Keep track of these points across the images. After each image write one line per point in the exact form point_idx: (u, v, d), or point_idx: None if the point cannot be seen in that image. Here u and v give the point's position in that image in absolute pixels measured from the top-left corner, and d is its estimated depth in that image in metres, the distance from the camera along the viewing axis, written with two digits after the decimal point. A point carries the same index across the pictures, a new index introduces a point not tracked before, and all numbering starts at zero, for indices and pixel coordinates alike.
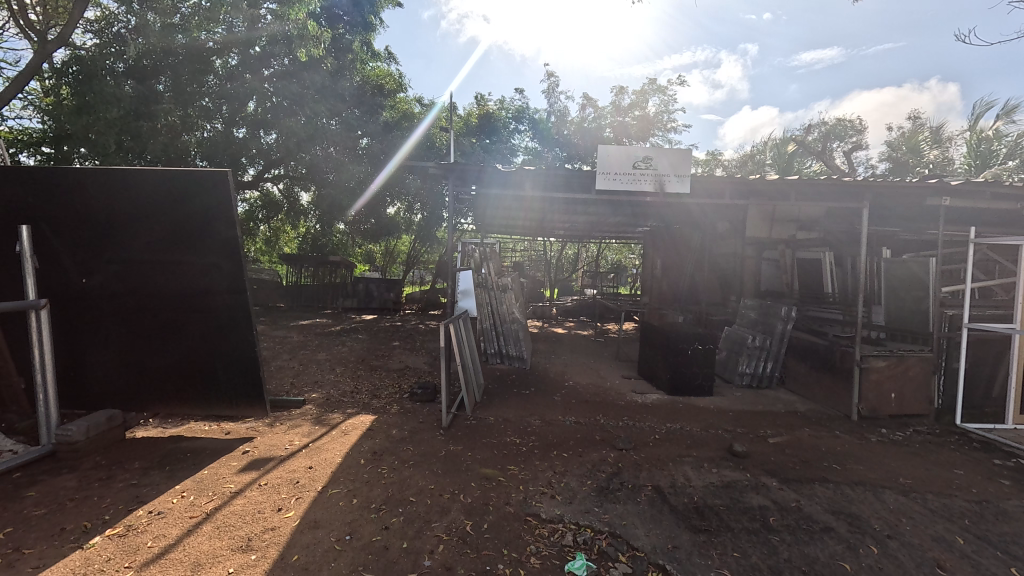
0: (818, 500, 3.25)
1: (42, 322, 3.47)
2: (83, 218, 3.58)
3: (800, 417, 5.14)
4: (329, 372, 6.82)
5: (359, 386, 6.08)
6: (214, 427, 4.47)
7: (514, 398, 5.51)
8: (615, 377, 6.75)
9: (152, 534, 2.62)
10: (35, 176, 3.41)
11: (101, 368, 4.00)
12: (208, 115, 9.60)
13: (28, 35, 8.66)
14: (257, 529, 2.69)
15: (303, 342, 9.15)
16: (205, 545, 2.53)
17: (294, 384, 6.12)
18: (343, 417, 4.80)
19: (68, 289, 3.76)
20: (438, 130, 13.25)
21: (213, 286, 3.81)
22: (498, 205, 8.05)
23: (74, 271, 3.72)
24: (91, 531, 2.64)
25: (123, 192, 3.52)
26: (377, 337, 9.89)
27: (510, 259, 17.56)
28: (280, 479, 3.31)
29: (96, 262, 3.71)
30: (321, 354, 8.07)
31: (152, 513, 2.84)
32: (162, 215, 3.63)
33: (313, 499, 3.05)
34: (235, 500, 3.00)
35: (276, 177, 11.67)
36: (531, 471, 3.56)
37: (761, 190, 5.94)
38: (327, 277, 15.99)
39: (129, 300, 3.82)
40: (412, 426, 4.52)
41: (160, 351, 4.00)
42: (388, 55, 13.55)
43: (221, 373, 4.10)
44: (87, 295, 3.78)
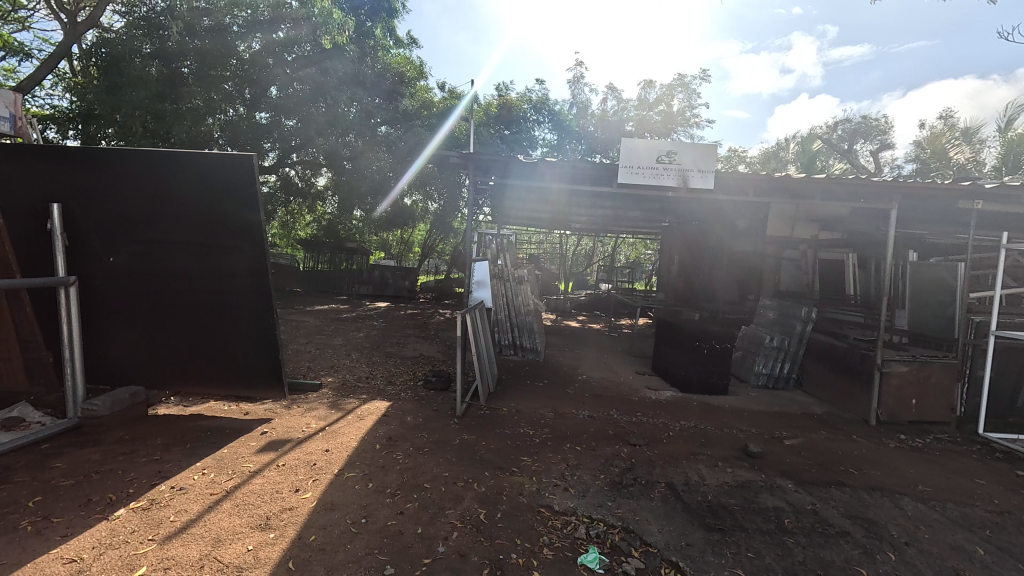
0: (835, 505, 3.20)
1: (71, 298, 3.53)
2: (113, 200, 3.67)
3: (817, 420, 5.07)
4: (345, 356, 6.91)
5: (374, 372, 6.16)
6: (233, 407, 4.54)
7: (526, 390, 5.52)
8: (628, 372, 6.72)
9: (175, 509, 2.68)
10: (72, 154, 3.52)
11: (124, 346, 4.09)
12: (231, 99, 9.67)
13: (59, 16, 8.77)
14: (275, 508, 2.74)
15: (319, 326, 9.29)
16: (226, 522, 2.58)
17: (311, 367, 6.21)
18: (359, 402, 4.87)
19: (95, 269, 3.84)
20: (460, 121, 13.14)
21: (235, 271, 3.86)
22: (520, 197, 8.01)
23: (101, 251, 3.79)
24: (116, 503, 2.71)
25: (151, 174, 3.59)
26: (393, 325, 9.94)
27: (525, 252, 17.58)
28: (297, 460, 3.36)
29: (122, 242, 3.77)
30: (336, 338, 8.16)
31: (175, 488, 2.91)
32: (191, 201, 3.69)
33: (330, 481, 3.10)
34: (254, 480, 3.06)
35: (296, 162, 11.74)
36: (545, 463, 3.57)
37: (786, 187, 5.79)
38: (343, 264, 16.20)
39: (152, 280, 3.89)
40: (426, 413, 4.55)
41: (182, 331, 4.07)
42: (412, 42, 13.58)
43: (241, 354, 4.15)
44: (112, 274, 3.86)
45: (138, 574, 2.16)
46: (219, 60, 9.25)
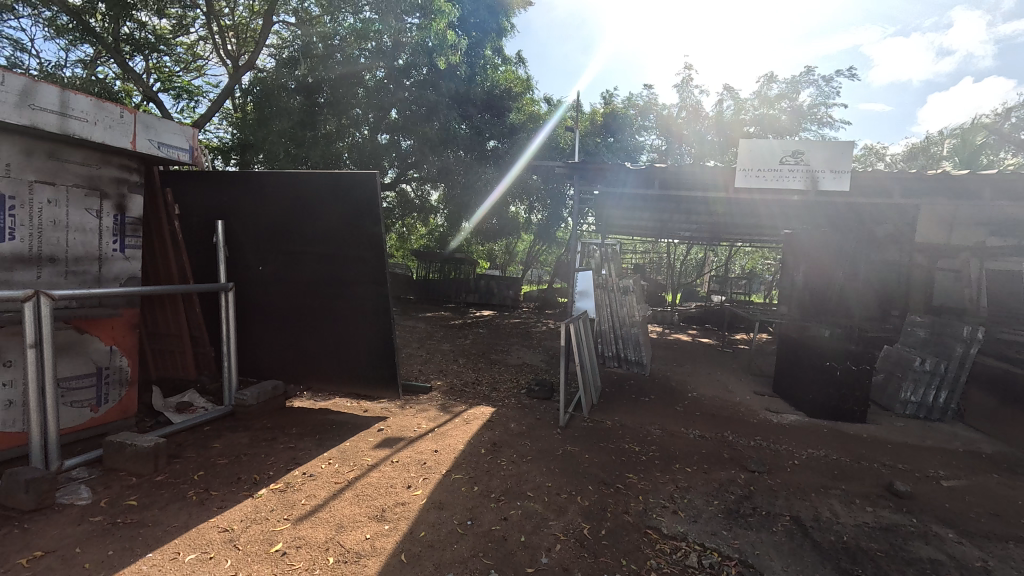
0: (1017, 566, 2.66)
1: (229, 301, 4.08)
2: (263, 217, 4.23)
3: (986, 460, 4.27)
4: (453, 362, 7.21)
5: (480, 378, 6.34)
6: (355, 404, 4.94)
7: (632, 404, 5.32)
8: (744, 392, 6.21)
9: (306, 493, 2.97)
10: (236, 176, 4.13)
11: (268, 345, 4.65)
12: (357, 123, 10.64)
13: (226, 62, 10.29)
14: (389, 502, 2.92)
15: (429, 332, 9.82)
16: (348, 509, 2.80)
17: (422, 371, 6.56)
18: (466, 407, 5.04)
19: (247, 276, 4.43)
20: (565, 131, 13.22)
21: (360, 279, 4.22)
22: (625, 205, 7.83)
23: (252, 261, 4.36)
24: (259, 483, 3.07)
25: (294, 192, 4.09)
26: (497, 333, 10.20)
27: (630, 262, 17.12)
28: (410, 458, 3.56)
29: (268, 253, 4.31)
30: (445, 344, 8.55)
31: (306, 474, 3.22)
32: (326, 216, 4.12)
33: (438, 480, 3.23)
34: (372, 473, 3.29)
35: (412, 179, 12.58)
36: (652, 482, 3.40)
37: (943, 186, 5.00)
38: (452, 273, 17.01)
39: (292, 286, 4.38)
40: (529, 421, 4.58)
41: (313, 333, 4.52)
42: (519, 58, 13.98)
43: (362, 356, 4.51)
44: (261, 281, 4.42)
45: (275, 549, 2.42)
46: (349, 89, 10.13)
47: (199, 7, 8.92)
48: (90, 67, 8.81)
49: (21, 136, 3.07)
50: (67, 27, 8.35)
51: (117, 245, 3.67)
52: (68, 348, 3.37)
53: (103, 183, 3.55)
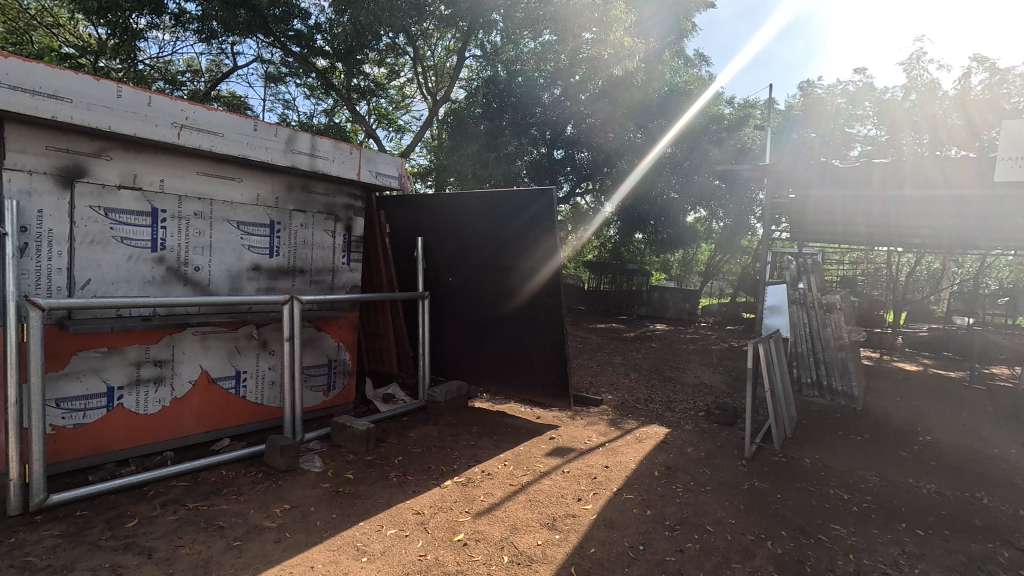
0: None
1: (424, 308, 4.61)
2: (452, 234, 4.76)
3: None
4: (624, 376, 7.05)
5: (653, 395, 6.08)
6: (529, 410, 5.16)
7: (838, 442, 4.54)
8: (1007, 443, 4.81)
9: (484, 490, 3.19)
10: (432, 198, 4.73)
11: (455, 348, 5.16)
12: (535, 142, 10.93)
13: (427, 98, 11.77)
14: (560, 512, 2.96)
15: (600, 343, 9.78)
16: (521, 512, 2.92)
17: (593, 383, 6.55)
18: (638, 424, 4.87)
19: (439, 287, 4.99)
20: (753, 130, 12.03)
21: (536, 291, 4.42)
22: (831, 209, 6.77)
23: (444, 273, 4.92)
24: (445, 475, 3.40)
25: (478, 211, 4.52)
26: (672, 349, 9.67)
27: (835, 275, 14.73)
28: (580, 471, 3.57)
29: (456, 266, 4.82)
30: (616, 357, 8.41)
31: (484, 472, 3.46)
32: (508, 231, 4.45)
33: (609, 498, 3.17)
34: (543, 480, 3.38)
35: (586, 191, 12.75)
36: (866, 540, 2.84)
37: None
38: (624, 285, 16.73)
39: (474, 297, 4.82)
40: (708, 448, 4.22)
41: (493, 340, 4.88)
42: (700, 57, 13.19)
43: (536, 364, 4.68)
44: (450, 291, 4.97)
45: (458, 538, 2.64)
46: (529, 109, 10.68)
47: (407, 53, 10.33)
48: (330, 115, 10.92)
49: (285, 175, 3.94)
50: (316, 86, 10.48)
51: (344, 258, 4.44)
52: (310, 343, 4.18)
53: (337, 209, 4.33)
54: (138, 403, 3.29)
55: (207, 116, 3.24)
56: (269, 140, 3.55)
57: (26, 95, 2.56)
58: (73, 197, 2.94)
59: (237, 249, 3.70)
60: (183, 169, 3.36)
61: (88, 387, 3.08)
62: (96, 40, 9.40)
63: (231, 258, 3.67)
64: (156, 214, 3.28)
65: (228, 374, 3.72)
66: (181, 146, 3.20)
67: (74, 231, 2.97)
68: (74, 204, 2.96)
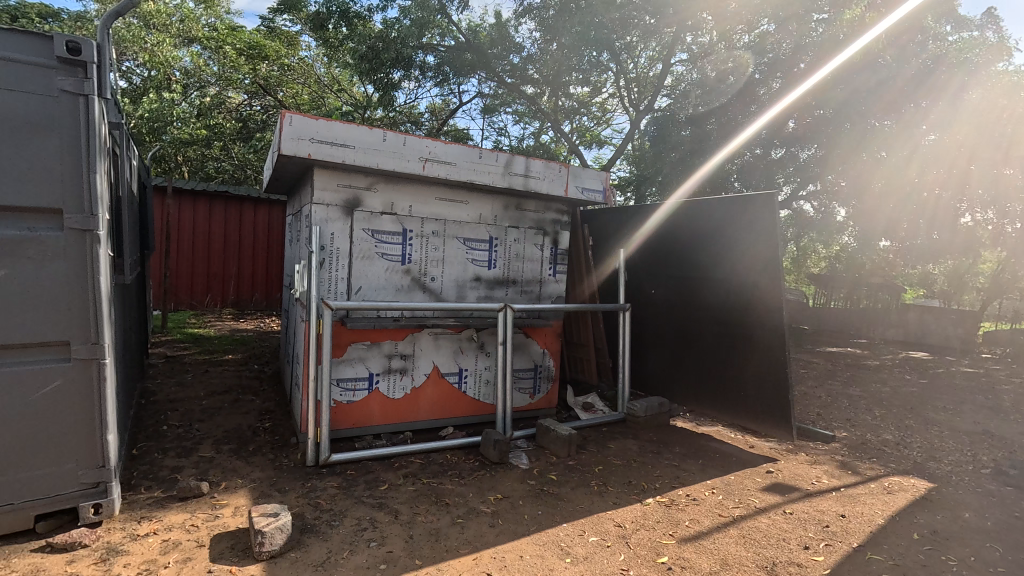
0: None
1: (626, 320, 4.58)
2: (660, 245, 4.98)
3: None
4: (865, 411, 5.88)
5: (907, 439, 4.93)
6: (739, 437, 4.69)
7: None
8: None
9: (690, 516, 3.02)
10: (642, 212, 5.13)
11: (657, 362, 5.10)
12: (748, 143, 9.16)
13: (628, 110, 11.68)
14: (782, 557, 2.62)
15: (830, 371, 8.33)
16: (733, 548, 2.68)
17: (821, 416, 5.62)
18: (886, 472, 4.01)
19: (642, 297, 5.23)
20: None
21: (751, 302, 4.23)
22: None
23: (647, 284, 5.15)
24: (647, 492, 3.33)
25: (689, 221, 4.70)
26: (936, 385, 7.67)
27: None
28: (807, 515, 3.10)
29: (663, 277, 4.98)
30: (853, 388, 7.06)
31: (690, 497, 3.28)
32: (711, 241, 4.52)
33: (847, 554, 2.68)
34: (759, 517, 3.04)
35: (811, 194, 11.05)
36: None
37: None
38: (863, 302, 13.95)
39: (681, 309, 4.81)
40: (997, 517, 3.24)
41: (699, 356, 4.70)
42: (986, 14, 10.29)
43: (749, 387, 4.30)
44: (653, 302, 5.09)
45: (661, 560, 2.55)
46: None
47: (611, 69, 10.35)
48: (536, 137, 11.68)
49: (503, 195, 4.37)
50: (525, 112, 11.33)
51: (551, 270, 4.70)
52: (520, 348, 4.54)
53: (545, 224, 4.62)
54: (390, 388, 4.01)
55: (445, 150, 3.82)
56: (491, 166, 4.00)
57: (333, 147, 3.46)
58: (353, 223, 3.77)
59: (463, 262, 4.24)
60: (425, 195, 4.01)
61: (357, 371, 3.88)
62: (364, 98, 11.79)
63: (459, 270, 4.23)
64: (405, 233, 3.97)
65: (453, 371, 4.27)
66: (425, 176, 3.82)
67: (352, 249, 3.79)
68: (353, 228, 3.77)
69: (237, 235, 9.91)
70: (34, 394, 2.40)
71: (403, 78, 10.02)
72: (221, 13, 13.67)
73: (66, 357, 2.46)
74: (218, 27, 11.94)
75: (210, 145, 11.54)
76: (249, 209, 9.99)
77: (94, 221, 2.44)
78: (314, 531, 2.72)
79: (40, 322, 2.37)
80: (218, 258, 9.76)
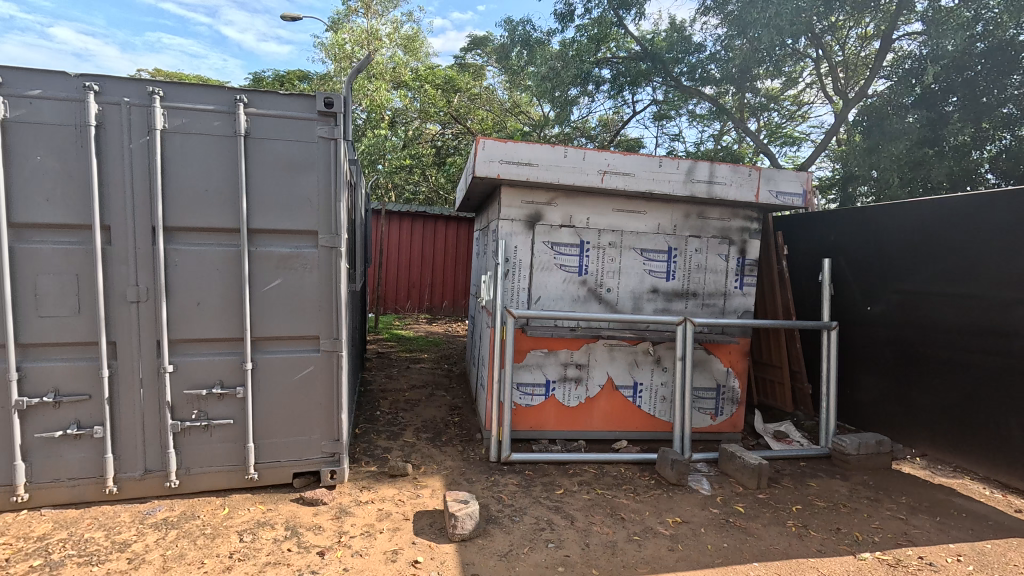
0: None
1: (832, 341, 3.95)
2: (880, 255, 4.34)
3: None
4: None
5: None
6: (1002, 494, 3.46)
7: None
8: None
9: None
10: (857, 217, 4.56)
11: (875, 392, 4.38)
12: (1011, 122, 7.29)
13: (833, 99, 10.17)
14: None
15: None
16: None
17: None
18: None
19: (854, 315, 4.55)
20: None
21: (1014, 326, 3.40)
22: None
23: (862, 301, 4.47)
24: (861, 544, 2.84)
25: (919, 228, 4.03)
26: None
27: None
28: None
29: (883, 292, 4.28)
30: None
31: (923, 560, 2.71)
32: (953, 245, 3.80)
33: None
34: None
35: None
36: None
37: None
38: None
39: (909, 330, 4.08)
40: None
41: (935, 390, 3.91)
42: None
43: (1013, 433, 3.45)
44: (869, 321, 4.41)
45: None
46: None
47: (810, 56, 9.15)
48: (717, 140, 10.92)
49: (684, 203, 4.18)
50: (705, 114, 10.67)
51: (738, 282, 4.33)
52: (700, 365, 4.27)
53: (732, 233, 4.27)
54: (565, 396, 4.13)
55: (623, 161, 3.82)
56: (672, 174, 3.87)
57: (519, 166, 3.72)
58: (534, 236, 3.99)
59: (640, 274, 4.17)
60: (603, 207, 4.05)
61: (535, 377, 4.08)
62: (542, 118, 12.40)
63: (635, 282, 4.17)
64: (582, 245, 4.06)
65: (628, 384, 4.20)
66: (604, 188, 3.87)
67: (533, 260, 4.01)
68: (534, 241, 4.00)
69: (432, 249, 11.21)
70: (295, 376, 3.05)
71: (579, 94, 10.32)
72: (422, 57, 15.74)
73: (316, 348, 3.09)
74: (421, 69, 13.77)
75: (413, 171, 13.36)
76: (442, 226, 11.23)
77: (339, 240, 3.02)
78: (498, 522, 2.93)
79: (302, 319, 3.03)
80: (416, 268, 11.19)
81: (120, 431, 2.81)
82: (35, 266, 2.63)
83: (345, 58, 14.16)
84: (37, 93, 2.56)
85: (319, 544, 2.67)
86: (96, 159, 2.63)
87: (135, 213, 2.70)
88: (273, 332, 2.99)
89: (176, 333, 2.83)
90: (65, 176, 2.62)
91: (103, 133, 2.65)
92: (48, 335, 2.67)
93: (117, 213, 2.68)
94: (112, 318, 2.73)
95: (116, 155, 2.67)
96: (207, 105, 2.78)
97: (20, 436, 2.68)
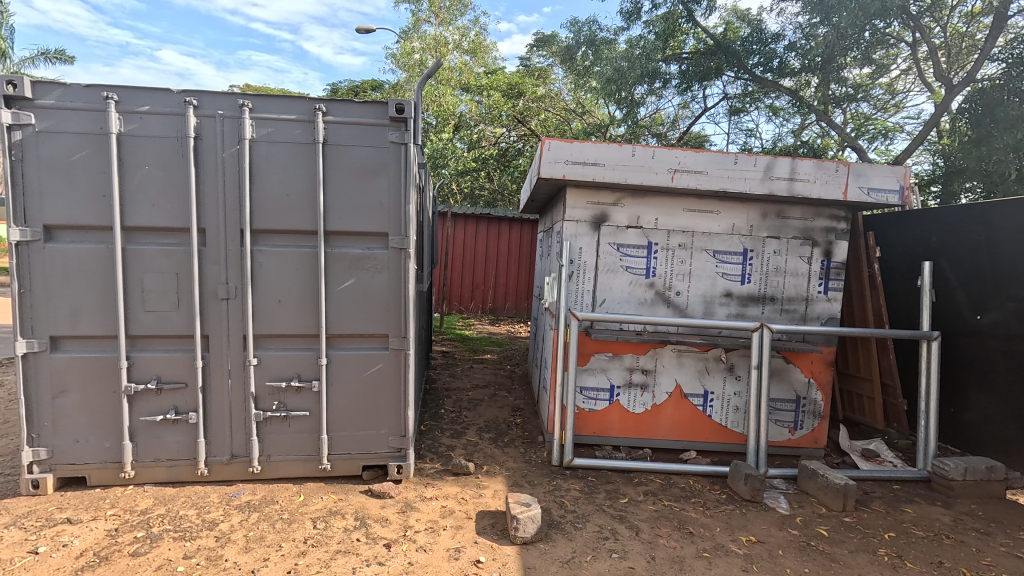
0: None
1: (933, 353, 3.56)
2: (991, 258, 3.88)
3: None
4: None
5: None
6: None
7: None
8: None
9: None
10: (965, 215, 4.09)
11: (984, 412, 3.91)
12: None
13: (935, 87, 9.22)
14: None
15: None
16: None
17: None
18: None
19: (960, 325, 4.09)
20: None
21: None
22: None
23: (969, 309, 4.01)
24: None
25: None
26: None
27: None
28: None
29: (996, 299, 3.83)
30: None
31: None
32: None
33: None
34: None
35: None
36: None
37: None
38: None
39: None
40: None
41: None
42: None
43: None
44: (977, 332, 3.96)
45: None
46: None
47: (907, 40, 8.36)
48: (797, 135, 10.23)
49: (761, 203, 3.94)
50: (785, 106, 10.03)
51: (822, 287, 4.01)
52: (778, 374, 4.00)
53: (815, 233, 3.97)
54: (630, 402, 4.01)
55: (695, 159, 3.66)
56: (748, 171, 3.66)
57: (585, 166, 3.66)
58: (600, 237, 3.91)
59: (712, 277, 3.97)
60: (673, 207, 3.90)
61: (599, 381, 4.00)
62: (608, 118, 12.17)
63: (707, 285, 3.98)
64: (650, 246, 3.93)
65: (698, 392, 4.01)
66: (674, 188, 3.73)
67: (599, 262, 3.93)
68: (600, 242, 3.92)
69: (495, 251, 11.33)
70: (366, 372, 3.18)
71: (646, 93, 10.05)
72: (489, 62, 15.97)
73: (385, 347, 3.20)
74: (487, 73, 13.98)
75: (479, 174, 13.58)
76: (506, 229, 11.33)
77: (408, 242, 3.11)
78: (560, 528, 2.89)
79: (372, 317, 3.14)
80: (479, 270, 11.36)
81: (211, 418, 3.04)
82: (143, 266, 2.90)
83: (415, 66, 14.63)
84: (145, 108, 2.83)
85: (386, 536, 2.75)
86: (194, 167, 2.86)
87: (226, 215, 2.92)
88: (346, 330, 3.12)
89: (261, 328, 3.03)
90: (169, 183, 2.87)
91: (200, 144, 2.88)
92: (153, 328, 2.94)
93: (211, 216, 2.91)
94: (205, 314, 2.97)
95: (211, 163, 2.89)
96: (290, 115, 2.95)
97: (129, 418, 2.97)
